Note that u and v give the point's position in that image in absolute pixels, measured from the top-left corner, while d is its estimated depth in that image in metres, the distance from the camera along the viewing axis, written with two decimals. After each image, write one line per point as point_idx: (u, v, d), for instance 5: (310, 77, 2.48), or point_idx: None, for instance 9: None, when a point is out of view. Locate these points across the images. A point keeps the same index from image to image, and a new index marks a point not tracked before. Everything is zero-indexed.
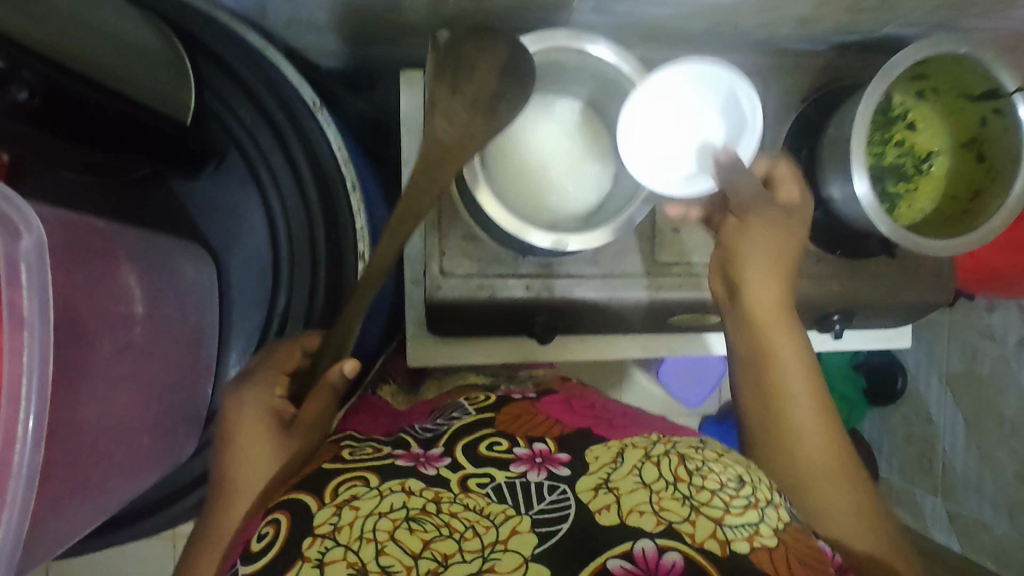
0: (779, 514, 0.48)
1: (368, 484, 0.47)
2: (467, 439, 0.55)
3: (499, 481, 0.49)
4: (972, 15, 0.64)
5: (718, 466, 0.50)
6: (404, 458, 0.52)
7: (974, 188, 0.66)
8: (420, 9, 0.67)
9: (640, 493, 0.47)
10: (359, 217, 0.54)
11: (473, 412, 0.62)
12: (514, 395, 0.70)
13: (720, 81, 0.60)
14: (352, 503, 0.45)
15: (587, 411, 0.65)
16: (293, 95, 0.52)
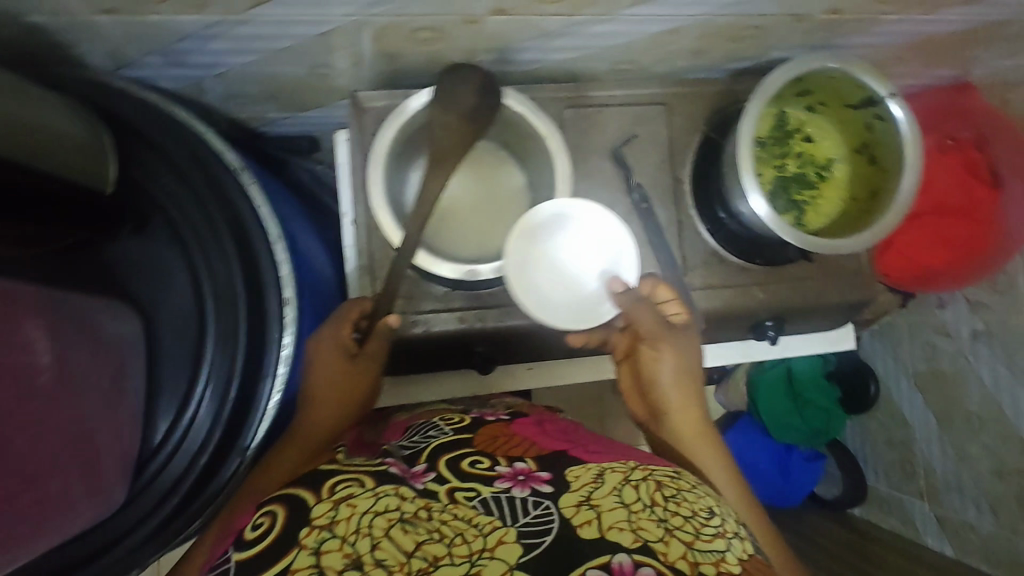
0: (744, 547, 0.50)
1: (364, 485, 0.50)
2: (449, 458, 0.57)
3: (485, 495, 0.50)
4: (843, 34, 0.69)
5: (692, 496, 0.53)
6: (395, 469, 0.55)
7: (871, 189, 0.71)
8: (342, 74, 0.73)
9: (618, 512, 0.48)
10: (281, 263, 0.56)
11: (450, 432, 0.64)
12: (487, 416, 0.71)
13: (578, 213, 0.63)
14: (349, 501, 0.48)
15: (559, 433, 0.67)
16: (211, 153, 0.55)
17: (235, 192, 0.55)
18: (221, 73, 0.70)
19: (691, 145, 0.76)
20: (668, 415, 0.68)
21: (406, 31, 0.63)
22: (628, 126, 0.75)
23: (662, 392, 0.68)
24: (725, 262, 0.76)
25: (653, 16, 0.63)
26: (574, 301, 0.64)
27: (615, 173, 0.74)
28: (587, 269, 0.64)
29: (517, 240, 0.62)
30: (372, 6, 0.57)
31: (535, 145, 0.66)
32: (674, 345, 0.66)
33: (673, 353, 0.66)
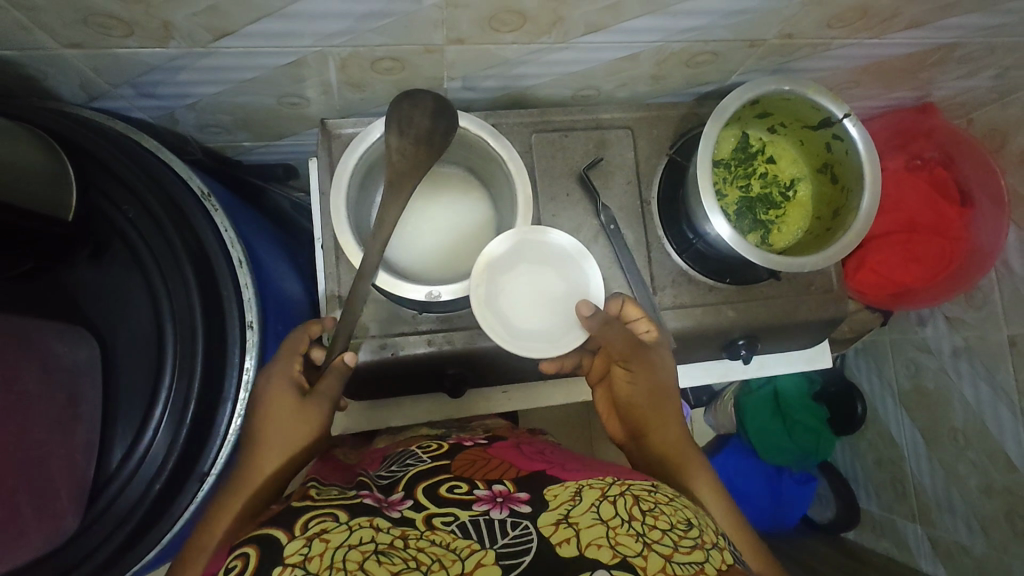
0: (724, 558, 0.48)
1: (337, 519, 0.49)
2: (426, 486, 0.57)
3: (463, 519, 0.50)
4: (799, 58, 0.72)
5: (668, 509, 0.52)
6: (371, 499, 0.54)
7: (833, 208, 0.71)
8: (313, 102, 0.75)
9: (597, 528, 0.47)
10: (245, 290, 0.59)
11: (429, 459, 0.65)
12: (467, 441, 0.72)
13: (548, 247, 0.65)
14: (322, 536, 0.46)
15: (538, 456, 0.68)
16: (173, 182, 0.57)
17: (198, 218, 0.57)
18: (191, 102, 0.72)
19: (656, 167, 0.77)
20: (649, 434, 0.67)
21: (370, 60, 0.65)
22: (593, 149, 0.76)
23: (641, 409, 0.67)
24: (694, 281, 0.76)
25: (607, 43, 0.65)
26: (542, 331, 0.64)
27: (581, 195, 0.75)
28: (552, 297, 0.65)
29: (482, 265, 0.63)
30: (330, 38, 0.60)
31: (497, 171, 0.68)
32: (647, 358, 0.67)
33: (648, 367, 0.67)
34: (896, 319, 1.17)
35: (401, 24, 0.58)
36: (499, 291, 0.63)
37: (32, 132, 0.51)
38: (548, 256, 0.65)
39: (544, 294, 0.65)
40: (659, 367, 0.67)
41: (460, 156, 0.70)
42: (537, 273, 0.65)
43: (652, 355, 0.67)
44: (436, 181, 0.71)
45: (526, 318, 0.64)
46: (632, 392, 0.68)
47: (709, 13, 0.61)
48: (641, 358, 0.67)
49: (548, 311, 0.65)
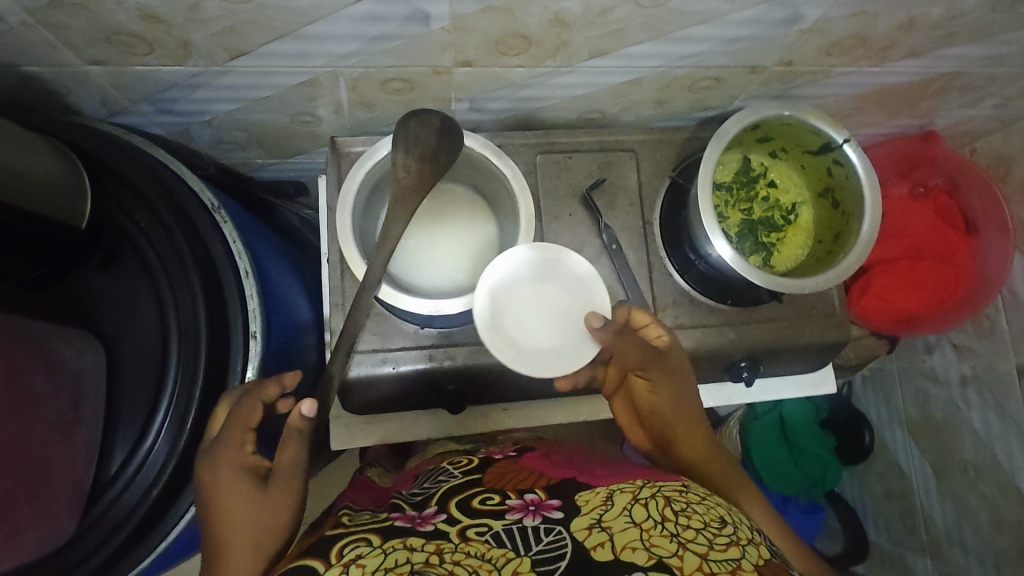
0: (759, 554, 0.51)
1: (371, 543, 0.51)
2: (460, 500, 0.61)
3: (497, 529, 0.53)
4: (800, 85, 0.73)
5: (701, 508, 0.54)
6: (401, 520, 0.57)
7: (835, 231, 0.72)
8: (325, 121, 0.77)
9: (631, 531, 0.50)
10: (251, 300, 0.59)
11: (460, 475, 0.68)
12: (495, 455, 0.75)
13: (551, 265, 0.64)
14: (358, 561, 0.48)
15: (568, 464, 0.70)
16: (184, 195, 0.59)
17: (208, 230, 0.59)
18: (207, 119, 0.74)
19: (659, 189, 0.78)
20: (678, 440, 0.67)
21: (380, 80, 0.67)
22: (596, 170, 0.78)
23: (668, 414, 0.67)
24: (695, 302, 0.76)
25: (611, 67, 0.67)
26: (552, 350, 0.63)
27: (584, 215, 0.76)
28: (560, 313, 0.64)
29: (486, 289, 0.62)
30: (342, 59, 0.62)
31: (501, 188, 0.69)
32: (669, 367, 0.67)
33: (672, 374, 0.67)
34: (903, 347, 1.16)
35: (410, 47, 0.60)
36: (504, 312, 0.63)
37: (53, 144, 0.53)
38: (552, 270, 0.64)
39: (550, 312, 0.64)
40: (683, 376, 0.67)
41: (465, 174, 0.72)
42: (543, 291, 0.64)
43: (675, 363, 0.67)
44: (441, 197, 0.72)
45: (535, 337, 0.63)
46: (660, 401, 0.67)
47: (711, 40, 0.63)
48: (665, 366, 0.67)
49: (556, 329, 0.63)
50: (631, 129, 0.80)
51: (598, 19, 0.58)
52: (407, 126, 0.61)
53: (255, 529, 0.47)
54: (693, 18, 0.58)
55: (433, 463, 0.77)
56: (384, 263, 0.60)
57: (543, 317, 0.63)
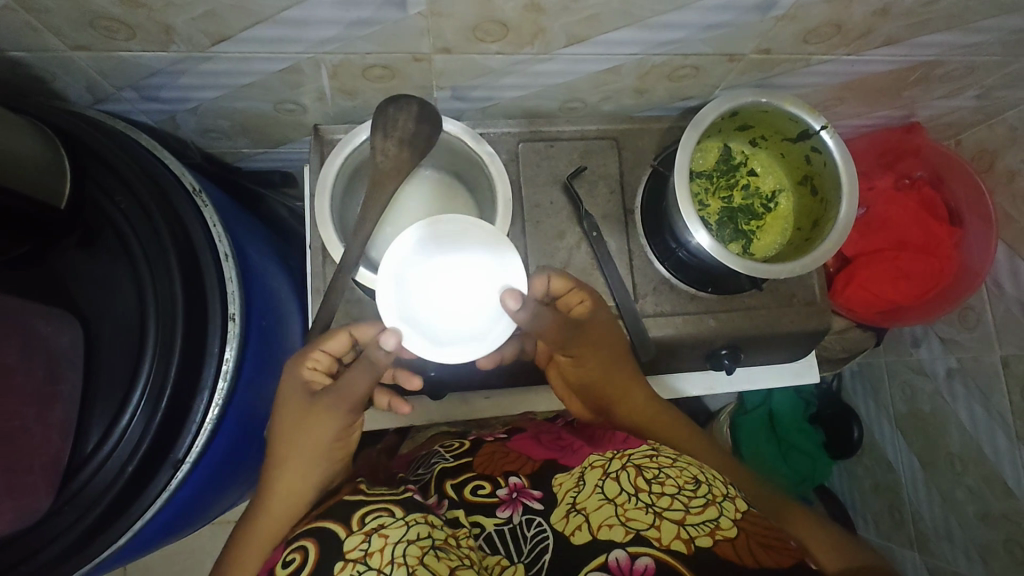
0: (737, 506, 0.53)
1: (394, 514, 0.51)
2: (453, 483, 0.62)
3: (489, 530, 0.55)
4: (779, 73, 0.74)
5: (673, 471, 0.56)
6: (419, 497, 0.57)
7: (814, 219, 0.72)
8: (309, 110, 0.78)
9: (606, 508, 0.53)
10: (230, 283, 0.60)
11: (452, 458, 0.68)
12: (486, 438, 0.74)
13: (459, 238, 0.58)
14: (380, 532, 0.49)
15: (555, 443, 0.69)
16: (166, 179, 0.60)
17: (189, 214, 0.59)
18: (192, 107, 0.75)
19: (640, 178, 0.79)
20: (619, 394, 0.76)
21: (361, 67, 0.68)
22: (577, 159, 0.78)
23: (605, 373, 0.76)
24: (676, 290, 0.77)
25: (590, 55, 0.67)
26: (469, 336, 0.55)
27: (565, 203, 0.77)
28: (484, 296, 0.57)
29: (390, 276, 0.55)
30: (322, 44, 0.63)
31: (479, 170, 0.70)
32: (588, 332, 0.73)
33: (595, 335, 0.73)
34: (891, 340, 1.16)
35: (389, 32, 0.61)
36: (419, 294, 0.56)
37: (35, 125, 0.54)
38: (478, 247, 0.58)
39: (469, 287, 0.57)
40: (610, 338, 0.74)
41: (446, 162, 0.72)
42: (458, 266, 0.58)
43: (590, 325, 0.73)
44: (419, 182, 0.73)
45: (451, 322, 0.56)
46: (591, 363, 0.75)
47: (688, 26, 0.63)
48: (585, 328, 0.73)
49: (478, 312, 0.57)
50: (612, 119, 0.81)
51: (573, 5, 0.58)
52: (388, 112, 0.62)
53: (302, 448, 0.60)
54: (667, 4, 0.59)
55: (425, 448, 0.77)
56: (361, 245, 0.61)
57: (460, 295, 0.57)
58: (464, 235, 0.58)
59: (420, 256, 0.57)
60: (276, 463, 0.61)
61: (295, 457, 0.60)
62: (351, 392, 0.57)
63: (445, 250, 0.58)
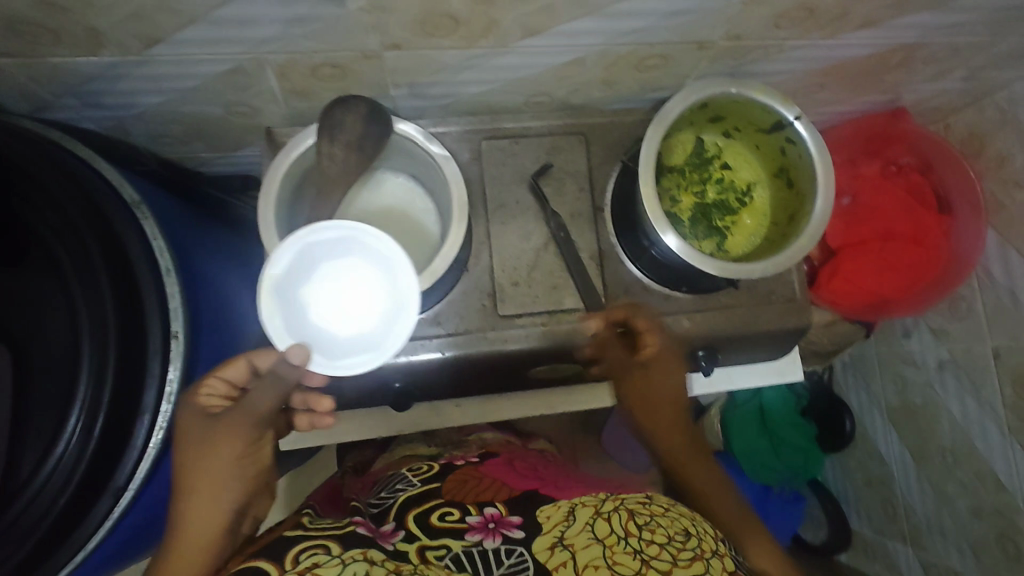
0: (722, 565, 0.52)
1: (330, 552, 0.50)
2: (417, 513, 0.59)
3: (455, 552, 0.52)
4: (752, 61, 0.70)
5: (665, 520, 0.55)
6: (364, 528, 0.56)
7: (790, 214, 0.69)
8: (261, 112, 0.74)
9: (594, 548, 0.51)
10: (174, 299, 0.59)
11: (418, 483, 0.65)
12: (456, 460, 0.72)
13: (343, 240, 0.54)
14: (313, 571, 0.47)
15: (531, 473, 0.68)
16: (99, 194, 0.58)
17: (125, 228, 0.57)
18: (139, 113, 0.72)
19: (610, 174, 0.76)
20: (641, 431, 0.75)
21: (308, 67, 0.64)
22: (544, 157, 0.75)
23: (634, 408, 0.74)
24: (649, 291, 0.74)
25: (549, 47, 0.64)
26: (365, 339, 0.53)
27: (532, 204, 0.74)
28: (366, 295, 0.54)
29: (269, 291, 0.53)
30: (262, 44, 0.60)
31: (434, 172, 0.66)
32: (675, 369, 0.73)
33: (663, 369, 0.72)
34: (881, 332, 1.13)
35: (331, 29, 0.58)
36: (302, 311, 0.53)
37: None
38: (344, 245, 0.55)
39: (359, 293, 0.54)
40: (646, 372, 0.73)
41: (403, 163, 0.69)
42: (347, 269, 0.54)
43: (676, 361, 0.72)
44: (374, 186, 0.70)
45: (342, 333, 0.53)
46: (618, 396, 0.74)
47: (650, 14, 0.59)
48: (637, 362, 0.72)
49: (370, 318, 0.54)
50: (581, 112, 0.77)
51: None
52: (332, 113, 0.58)
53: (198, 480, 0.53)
54: None
55: (395, 469, 0.74)
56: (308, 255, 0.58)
57: (350, 303, 0.54)
58: (324, 236, 0.54)
59: (305, 263, 0.54)
60: (188, 500, 0.53)
61: (208, 488, 0.53)
62: (257, 408, 0.54)
63: (333, 252, 0.54)
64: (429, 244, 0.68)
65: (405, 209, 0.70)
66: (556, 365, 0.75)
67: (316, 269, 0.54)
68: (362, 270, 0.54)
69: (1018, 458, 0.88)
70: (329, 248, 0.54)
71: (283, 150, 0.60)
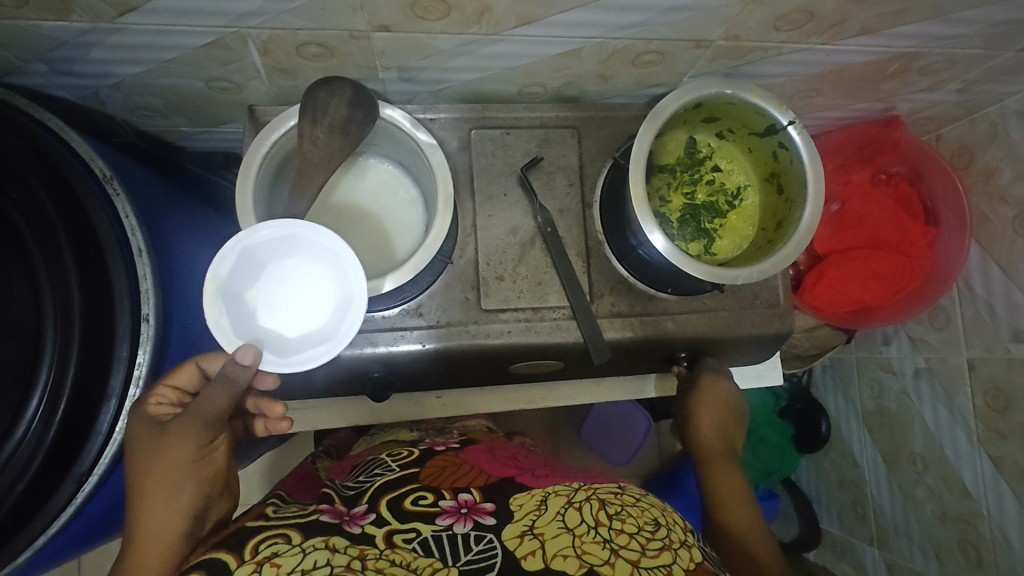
0: (691, 556, 0.52)
1: (290, 541, 0.49)
2: (391, 497, 0.57)
3: (425, 535, 0.51)
4: (750, 62, 0.69)
5: (635, 511, 0.55)
6: (328, 515, 0.54)
7: (778, 219, 0.69)
8: (243, 87, 0.71)
9: (563, 538, 0.50)
10: (145, 281, 0.57)
11: (397, 467, 0.64)
12: (438, 447, 0.71)
13: (287, 238, 0.53)
14: (273, 560, 0.47)
15: (511, 461, 0.67)
16: (64, 161, 0.55)
17: (95, 204, 0.55)
18: (114, 83, 0.69)
19: (601, 170, 0.74)
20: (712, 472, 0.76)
21: (293, 44, 0.62)
22: (535, 150, 0.74)
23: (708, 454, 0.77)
24: (634, 290, 0.73)
25: (545, 37, 0.62)
26: (318, 333, 0.53)
27: (520, 197, 0.72)
28: (316, 290, 0.53)
29: (213, 297, 0.51)
30: (244, 18, 0.57)
31: (420, 160, 0.65)
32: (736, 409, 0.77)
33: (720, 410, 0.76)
34: (862, 337, 1.14)
35: (317, 6, 0.55)
36: (251, 312, 0.52)
37: None
38: (289, 244, 0.53)
39: (310, 291, 0.53)
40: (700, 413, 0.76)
41: (390, 149, 0.67)
42: (295, 269, 0.53)
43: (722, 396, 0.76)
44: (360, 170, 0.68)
45: (297, 331, 0.53)
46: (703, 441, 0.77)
47: (647, 9, 0.58)
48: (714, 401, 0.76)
49: (323, 314, 0.53)
50: (575, 105, 0.75)
51: None
52: (316, 95, 0.56)
53: (158, 484, 0.52)
54: None
55: (374, 453, 0.73)
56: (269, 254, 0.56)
57: (302, 301, 0.53)
58: (266, 235, 0.52)
59: (248, 265, 0.52)
60: (138, 502, 0.52)
61: (156, 490, 0.52)
62: (207, 407, 0.52)
63: (277, 253, 0.53)
64: (409, 234, 0.67)
65: (390, 198, 0.68)
66: (536, 362, 0.73)
67: (260, 270, 0.53)
68: (309, 267, 0.53)
69: (985, 467, 0.90)
70: (273, 249, 0.53)
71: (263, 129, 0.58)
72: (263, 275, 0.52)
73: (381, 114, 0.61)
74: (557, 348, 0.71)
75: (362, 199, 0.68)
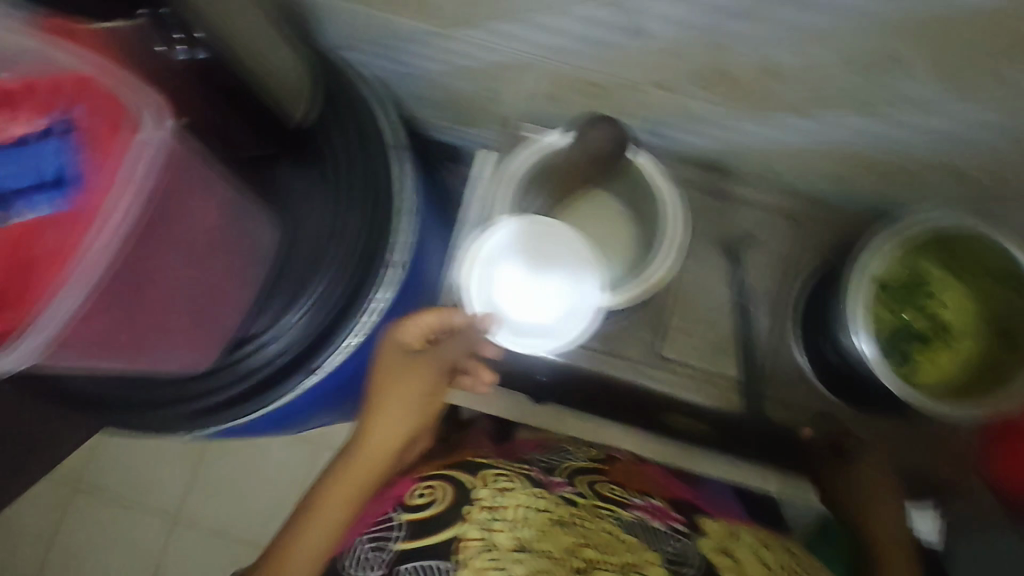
0: None
1: (516, 482, 0.62)
2: (586, 478, 0.65)
3: (623, 518, 0.59)
4: (1004, 208, 0.69)
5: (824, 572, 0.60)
6: (535, 473, 0.65)
7: (995, 367, 0.66)
8: (512, 105, 0.83)
9: (759, 566, 0.56)
10: (404, 235, 0.68)
11: (583, 456, 0.70)
12: (616, 450, 0.74)
13: (556, 242, 0.66)
14: (506, 491, 0.60)
15: (692, 483, 0.71)
16: (371, 124, 0.68)
17: (393, 166, 0.68)
18: (417, 75, 0.83)
19: (810, 264, 0.76)
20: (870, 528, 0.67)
21: (579, 81, 0.72)
22: (749, 227, 0.78)
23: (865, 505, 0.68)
24: (811, 386, 0.74)
25: (807, 131, 0.67)
26: (540, 328, 0.65)
27: (724, 265, 0.76)
28: (554, 292, 0.66)
29: (478, 261, 0.66)
30: (555, 52, 0.68)
31: (651, 212, 0.71)
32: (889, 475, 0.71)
33: (881, 449, 0.72)
34: None
35: (614, 55, 0.64)
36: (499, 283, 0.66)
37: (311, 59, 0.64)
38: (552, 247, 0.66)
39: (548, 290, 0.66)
40: (859, 464, 0.70)
41: (623, 190, 0.74)
42: (544, 267, 0.66)
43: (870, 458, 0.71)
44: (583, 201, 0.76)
45: (525, 316, 0.66)
46: (866, 500, 0.69)
47: (915, 129, 0.61)
48: (868, 459, 0.70)
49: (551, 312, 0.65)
50: (795, 193, 0.79)
51: (811, 74, 0.58)
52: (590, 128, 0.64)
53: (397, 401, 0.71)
54: (908, 101, 0.57)
55: (545, 437, 0.75)
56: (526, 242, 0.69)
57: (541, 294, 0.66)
58: (540, 231, 0.66)
59: (513, 248, 0.66)
60: (379, 408, 0.71)
61: (394, 406, 0.71)
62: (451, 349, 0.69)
63: (540, 250, 0.66)
64: (616, 272, 0.72)
65: (607, 235, 0.76)
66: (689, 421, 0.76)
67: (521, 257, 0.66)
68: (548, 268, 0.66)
69: None
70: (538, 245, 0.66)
71: (530, 142, 0.69)
72: (521, 263, 0.66)
73: (630, 158, 0.68)
74: (716, 414, 0.73)
75: (582, 227, 0.75)
